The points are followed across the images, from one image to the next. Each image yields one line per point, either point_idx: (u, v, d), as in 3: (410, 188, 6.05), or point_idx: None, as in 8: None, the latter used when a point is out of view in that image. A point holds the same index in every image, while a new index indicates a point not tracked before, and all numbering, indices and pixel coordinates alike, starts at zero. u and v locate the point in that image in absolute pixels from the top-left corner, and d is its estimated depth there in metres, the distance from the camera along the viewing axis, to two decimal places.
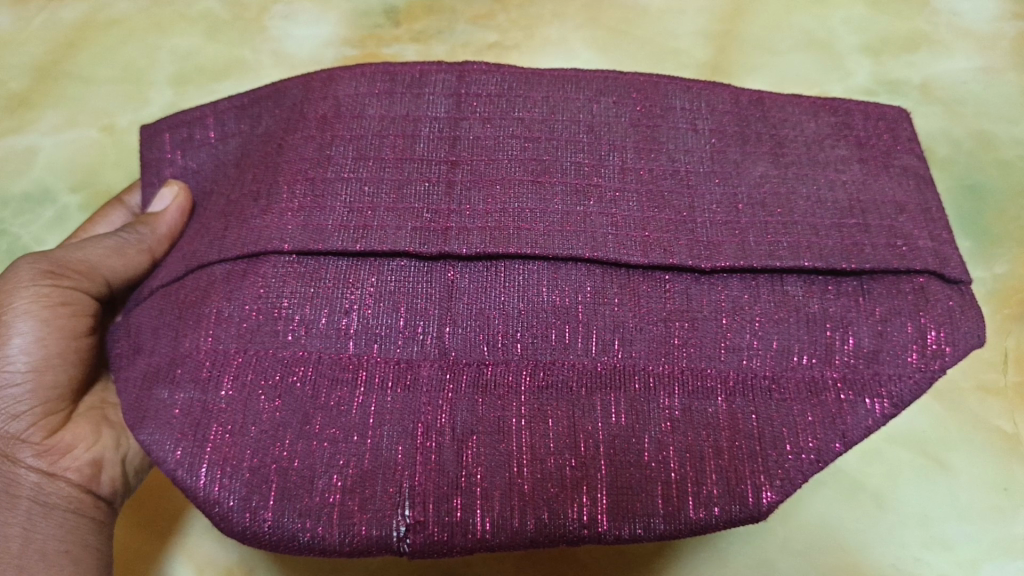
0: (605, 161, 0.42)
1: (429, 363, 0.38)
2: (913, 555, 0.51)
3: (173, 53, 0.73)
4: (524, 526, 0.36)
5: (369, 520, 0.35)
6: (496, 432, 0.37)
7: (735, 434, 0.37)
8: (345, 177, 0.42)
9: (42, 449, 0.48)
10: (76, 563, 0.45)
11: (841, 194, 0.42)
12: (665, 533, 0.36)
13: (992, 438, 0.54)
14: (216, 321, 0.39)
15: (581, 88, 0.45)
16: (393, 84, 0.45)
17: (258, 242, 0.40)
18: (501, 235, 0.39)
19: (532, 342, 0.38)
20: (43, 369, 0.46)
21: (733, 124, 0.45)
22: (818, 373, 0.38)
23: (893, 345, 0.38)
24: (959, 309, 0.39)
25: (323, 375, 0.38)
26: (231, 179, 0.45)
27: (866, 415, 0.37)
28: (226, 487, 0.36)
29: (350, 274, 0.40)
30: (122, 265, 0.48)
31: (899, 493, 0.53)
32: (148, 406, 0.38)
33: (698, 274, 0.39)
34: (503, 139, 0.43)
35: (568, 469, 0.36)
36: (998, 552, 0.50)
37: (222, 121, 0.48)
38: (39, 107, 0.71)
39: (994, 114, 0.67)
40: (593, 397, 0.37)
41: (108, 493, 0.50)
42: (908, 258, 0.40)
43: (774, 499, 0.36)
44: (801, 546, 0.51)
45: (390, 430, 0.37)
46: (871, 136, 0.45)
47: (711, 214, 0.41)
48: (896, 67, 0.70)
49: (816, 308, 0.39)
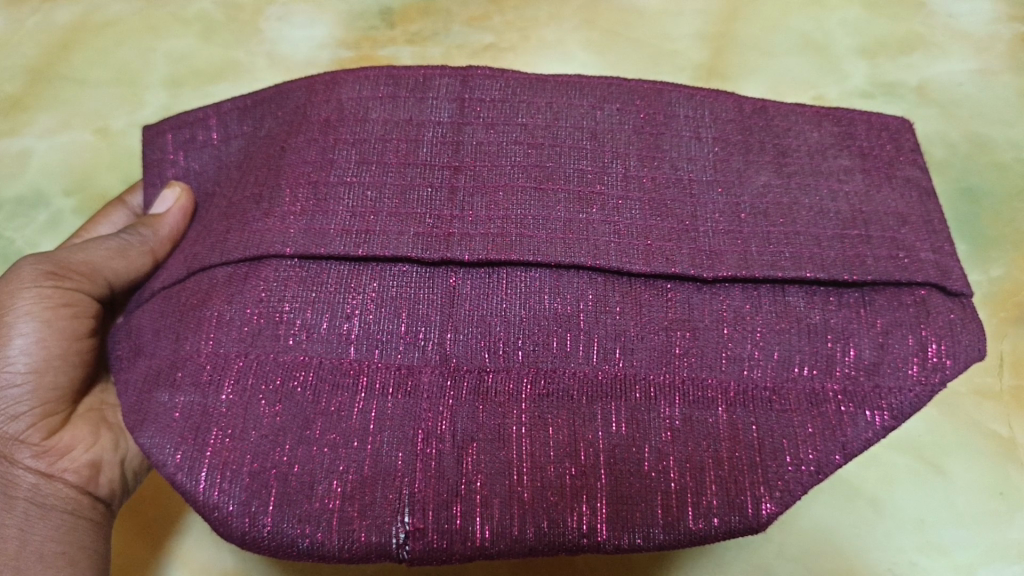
0: (608, 168, 0.42)
1: (431, 369, 0.38)
2: (910, 561, 0.51)
3: (169, 54, 0.73)
4: (523, 534, 0.36)
5: (368, 527, 0.35)
6: (496, 439, 0.37)
7: (735, 445, 0.37)
8: (348, 181, 0.41)
9: (40, 450, 0.47)
10: (73, 564, 0.45)
11: (843, 204, 0.42)
12: (664, 542, 0.36)
13: (989, 443, 0.54)
14: (217, 325, 0.39)
15: (584, 94, 0.45)
16: (396, 87, 0.45)
17: (260, 246, 0.40)
18: (503, 242, 0.39)
19: (533, 350, 0.38)
20: (43, 370, 0.46)
21: (736, 133, 0.45)
22: (819, 384, 0.38)
23: (894, 357, 0.38)
24: (960, 321, 0.39)
25: (324, 381, 0.38)
26: (234, 182, 0.45)
27: (866, 428, 0.37)
28: (226, 491, 0.36)
29: (352, 278, 0.39)
30: (124, 266, 0.48)
31: (895, 497, 0.53)
32: (149, 409, 0.38)
33: (700, 283, 0.39)
34: (506, 145, 0.43)
35: (568, 478, 0.36)
36: (993, 556, 0.51)
37: (224, 122, 0.48)
38: (33, 109, 0.70)
39: (993, 117, 0.67)
40: (593, 405, 0.37)
41: (106, 494, 0.50)
42: (910, 270, 0.40)
43: (773, 510, 0.36)
44: (798, 553, 0.51)
45: (390, 436, 0.37)
46: (873, 146, 0.45)
47: (713, 224, 0.41)
48: (896, 74, 0.70)
49: (817, 319, 0.39)
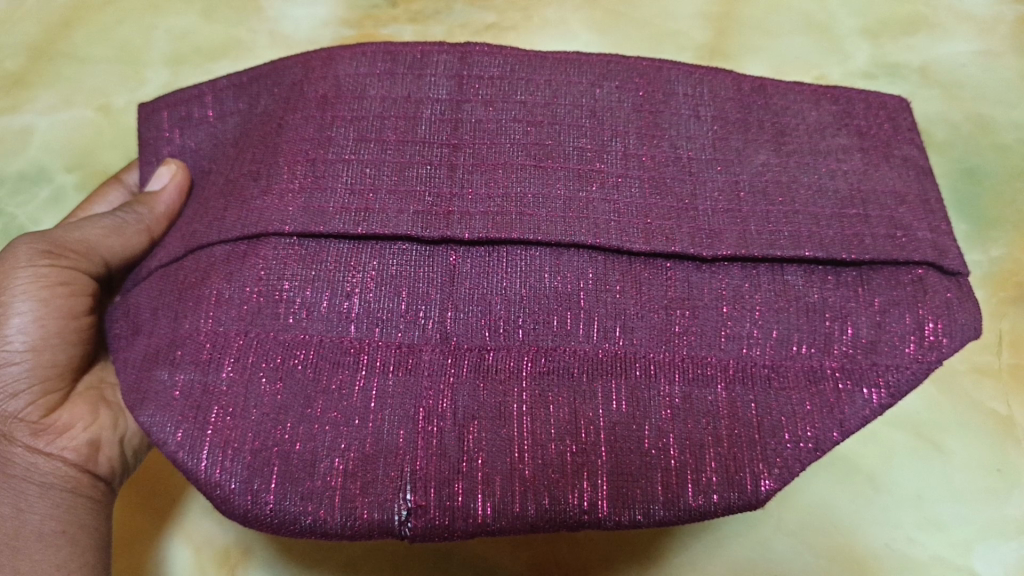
0: (608, 147, 0.42)
1: (432, 347, 0.38)
2: (908, 537, 0.52)
3: (169, 32, 0.72)
4: (525, 510, 0.36)
5: (371, 504, 0.35)
6: (497, 417, 0.37)
7: (735, 422, 0.37)
8: (346, 159, 0.41)
9: (39, 428, 0.47)
10: (74, 544, 0.45)
11: (842, 183, 0.42)
12: (664, 519, 0.37)
13: (987, 420, 0.55)
14: (216, 303, 0.38)
15: (583, 72, 0.45)
16: (394, 64, 0.44)
17: (258, 224, 0.39)
18: (503, 220, 0.39)
19: (534, 328, 0.38)
20: (42, 349, 0.46)
21: (735, 111, 0.45)
22: (817, 362, 0.38)
23: (891, 335, 0.39)
24: (957, 300, 0.39)
25: (324, 359, 0.38)
26: (231, 159, 0.45)
27: (863, 405, 0.37)
28: (228, 469, 0.36)
29: (352, 257, 0.39)
30: (121, 245, 0.48)
31: (894, 473, 0.54)
32: (149, 387, 0.38)
33: (699, 262, 0.40)
34: (505, 123, 0.43)
35: (569, 455, 0.36)
36: (990, 532, 0.51)
37: (220, 100, 0.47)
38: (34, 87, 0.69)
39: (995, 96, 0.68)
40: (594, 383, 0.38)
41: (106, 472, 0.49)
42: (907, 249, 0.40)
43: (772, 487, 0.36)
44: (796, 527, 0.52)
45: (391, 414, 0.37)
46: (872, 126, 0.45)
47: (713, 202, 0.41)
48: (894, 51, 0.70)
49: (816, 298, 0.39)
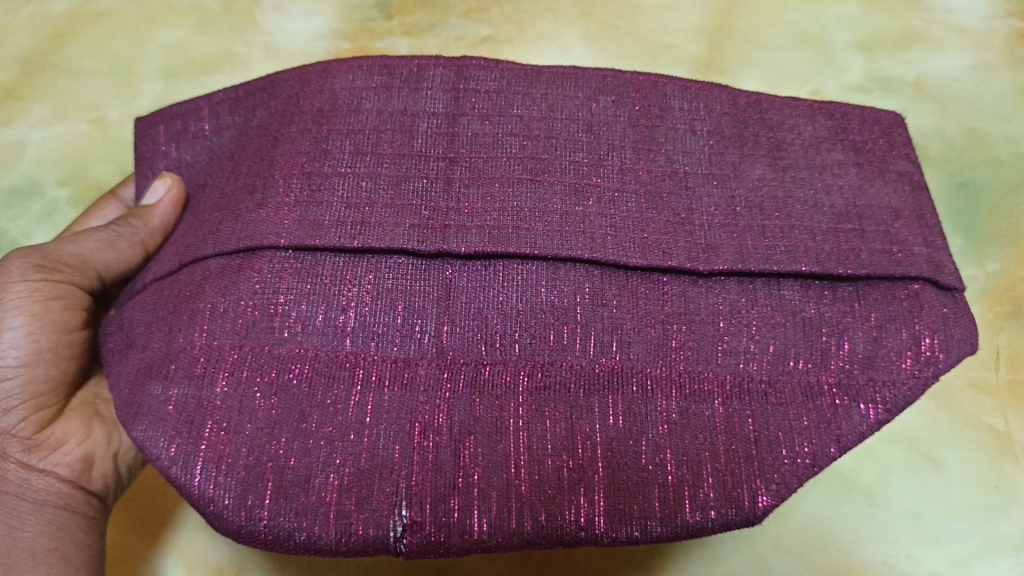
0: (604, 161, 0.42)
1: (427, 361, 0.38)
2: (904, 554, 0.52)
3: (164, 45, 0.72)
4: (522, 527, 0.36)
5: (366, 520, 0.35)
6: (494, 432, 0.37)
7: (731, 438, 0.37)
8: (343, 171, 0.41)
9: (31, 444, 0.47)
10: (66, 561, 0.45)
11: (837, 199, 0.42)
12: (661, 535, 0.36)
13: (984, 436, 0.55)
14: (211, 316, 0.38)
15: (580, 86, 0.45)
16: (391, 77, 0.45)
17: (254, 237, 0.39)
18: (500, 234, 0.39)
19: (530, 343, 0.38)
20: (35, 363, 0.46)
21: (731, 126, 0.45)
22: (813, 378, 0.38)
23: (888, 350, 0.39)
24: (952, 315, 0.39)
25: (320, 373, 0.37)
26: (227, 171, 0.44)
27: (860, 420, 0.37)
28: (221, 485, 0.35)
29: (347, 270, 0.39)
30: (114, 258, 0.48)
31: (890, 489, 0.54)
32: (142, 402, 0.37)
33: (697, 276, 0.40)
34: (501, 137, 0.43)
35: (566, 470, 0.36)
36: (988, 550, 0.51)
37: (216, 113, 0.47)
38: (28, 100, 0.69)
39: (985, 111, 0.68)
40: (591, 398, 0.37)
41: (100, 488, 0.49)
42: (904, 264, 0.40)
43: (769, 503, 0.36)
44: (792, 544, 0.52)
45: (387, 429, 0.37)
46: (867, 140, 0.45)
47: (710, 217, 0.41)
48: (887, 66, 0.71)
49: (812, 313, 0.39)
